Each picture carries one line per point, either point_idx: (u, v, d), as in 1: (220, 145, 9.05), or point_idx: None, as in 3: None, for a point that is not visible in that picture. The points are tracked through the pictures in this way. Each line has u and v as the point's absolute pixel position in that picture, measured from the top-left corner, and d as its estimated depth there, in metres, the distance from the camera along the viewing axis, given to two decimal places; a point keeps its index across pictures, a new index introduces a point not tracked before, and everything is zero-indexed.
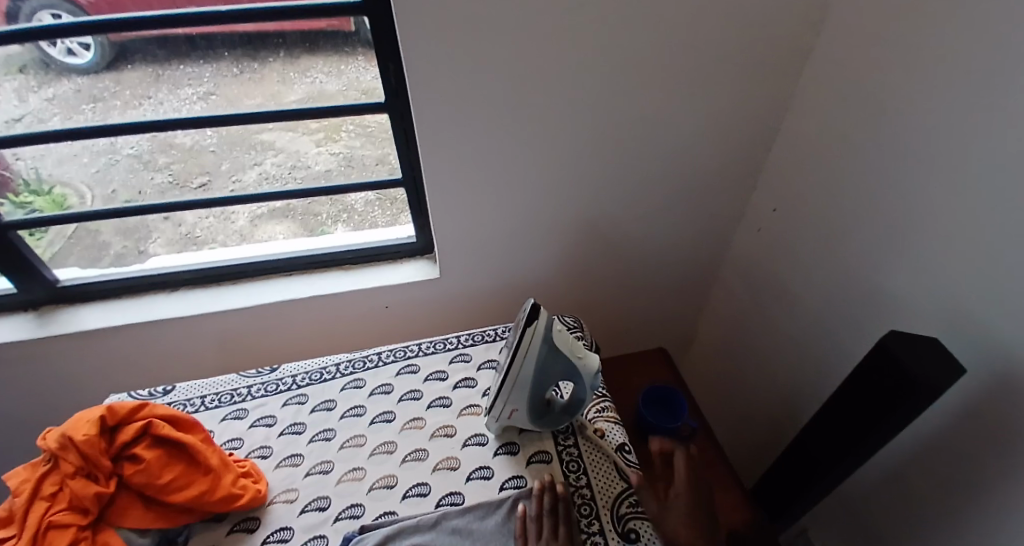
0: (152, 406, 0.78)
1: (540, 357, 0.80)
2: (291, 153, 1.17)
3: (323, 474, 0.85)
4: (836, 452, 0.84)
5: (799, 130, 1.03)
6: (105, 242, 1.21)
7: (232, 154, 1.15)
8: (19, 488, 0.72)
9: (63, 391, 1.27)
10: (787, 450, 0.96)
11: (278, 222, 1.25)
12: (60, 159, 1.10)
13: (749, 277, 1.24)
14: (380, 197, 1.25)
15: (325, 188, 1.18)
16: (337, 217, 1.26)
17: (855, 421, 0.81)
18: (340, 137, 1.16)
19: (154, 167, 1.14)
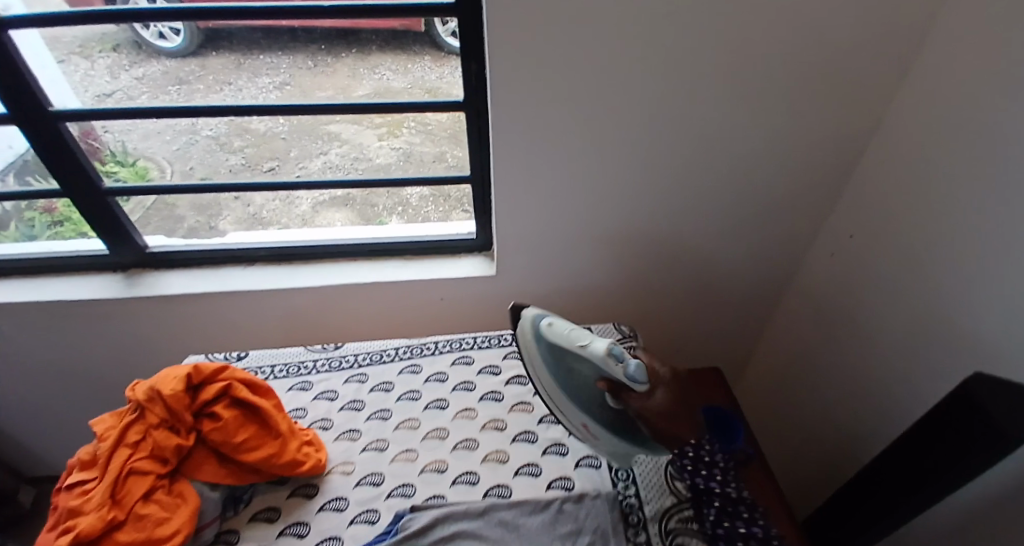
0: (231, 369, 0.83)
1: (544, 355, 0.78)
2: (354, 145, 1.31)
3: (378, 451, 0.88)
4: (902, 493, 0.81)
5: (885, 156, 1.00)
6: (180, 215, 1.37)
7: (301, 142, 1.31)
8: (105, 433, 0.77)
9: (140, 350, 1.36)
10: (846, 486, 0.93)
11: (338, 210, 1.39)
12: (148, 135, 1.33)
13: (816, 303, 1.21)
14: (434, 193, 1.38)
15: (413, 179, 1.20)
16: (393, 209, 1.39)
17: (924, 462, 0.77)
18: (399, 133, 1.33)
19: (230, 150, 1.32)
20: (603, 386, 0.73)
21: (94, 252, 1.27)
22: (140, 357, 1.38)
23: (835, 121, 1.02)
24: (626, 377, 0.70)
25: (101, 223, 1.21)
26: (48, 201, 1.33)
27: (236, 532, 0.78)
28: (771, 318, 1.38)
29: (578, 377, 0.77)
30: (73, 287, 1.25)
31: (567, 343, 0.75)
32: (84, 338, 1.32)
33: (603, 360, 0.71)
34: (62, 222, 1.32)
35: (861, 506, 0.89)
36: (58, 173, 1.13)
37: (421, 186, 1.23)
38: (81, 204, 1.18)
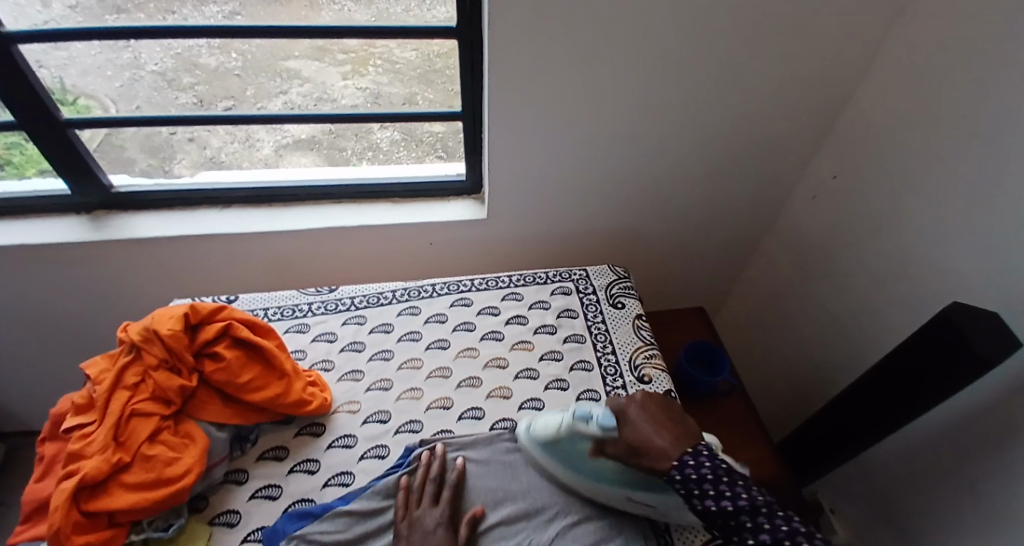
0: (229, 309, 0.82)
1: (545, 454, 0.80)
2: (317, 84, 1.12)
3: (382, 390, 0.92)
4: (871, 421, 0.89)
5: (872, 101, 1.02)
6: (131, 158, 1.20)
7: (257, 79, 1.10)
8: (99, 376, 0.74)
9: (111, 297, 1.30)
10: (820, 415, 1.00)
11: (303, 154, 1.23)
12: (85, 70, 1.06)
13: (794, 246, 1.26)
14: (406, 138, 1.23)
15: (395, 113, 1.16)
16: (362, 154, 1.25)
17: (898, 386, 0.84)
18: (366, 71, 1.11)
19: (177, 87, 1.09)
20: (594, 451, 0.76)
21: (56, 192, 1.18)
22: (113, 304, 1.32)
23: (829, 66, 1.02)
24: (599, 428, 0.75)
25: (63, 160, 1.13)
26: None
27: (244, 470, 0.80)
28: (751, 260, 1.42)
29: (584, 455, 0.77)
30: (36, 229, 1.18)
31: (550, 431, 0.79)
32: (51, 285, 1.25)
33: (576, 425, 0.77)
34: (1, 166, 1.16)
35: (842, 443, 0.96)
36: (10, 103, 1.03)
37: (388, 124, 1.18)
38: (37, 138, 1.09)
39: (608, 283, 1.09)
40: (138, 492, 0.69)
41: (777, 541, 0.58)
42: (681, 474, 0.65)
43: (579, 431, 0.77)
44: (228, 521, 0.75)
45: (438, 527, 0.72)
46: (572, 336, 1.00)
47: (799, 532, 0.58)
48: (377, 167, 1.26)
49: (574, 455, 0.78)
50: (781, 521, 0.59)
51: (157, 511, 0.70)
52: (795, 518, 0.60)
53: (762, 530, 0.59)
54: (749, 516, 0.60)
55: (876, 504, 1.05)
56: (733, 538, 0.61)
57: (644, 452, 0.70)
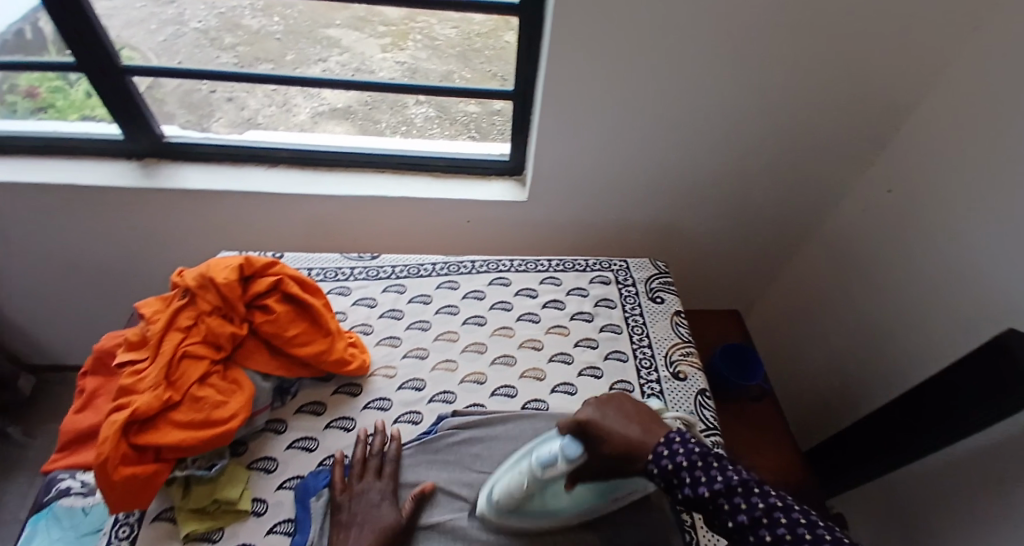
0: (279, 264, 0.84)
1: (518, 512, 0.72)
2: (355, 54, 1.14)
3: (419, 358, 0.94)
4: (917, 430, 0.92)
5: (933, 116, 1.00)
6: (170, 113, 1.22)
7: (298, 44, 1.13)
8: (153, 316, 0.76)
9: (152, 245, 1.33)
10: (868, 422, 1.03)
11: (338, 123, 1.25)
12: (129, 22, 1.07)
13: (836, 256, 1.24)
14: (440, 115, 1.26)
15: (429, 87, 1.15)
16: (396, 129, 1.27)
17: (949, 398, 0.87)
18: (405, 46, 1.14)
19: (219, 46, 1.12)
20: (569, 487, 0.68)
21: (107, 135, 1.20)
22: (153, 252, 1.35)
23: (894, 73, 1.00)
24: (569, 465, 0.66)
25: (119, 104, 1.14)
26: (27, 83, 1.19)
27: (283, 421, 0.84)
28: (787, 267, 1.41)
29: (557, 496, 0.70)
30: (87, 170, 1.20)
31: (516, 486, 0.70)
32: (96, 227, 1.27)
33: (541, 474, 0.67)
34: (45, 109, 1.21)
35: (885, 450, 0.98)
36: (72, 47, 1.04)
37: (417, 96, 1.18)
38: (95, 81, 1.10)
39: (647, 276, 1.09)
40: (186, 430, 0.71)
41: (754, 520, 0.53)
42: (657, 468, 0.59)
43: (547, 476, 0.67)
44: (266, 467, 0.79)
45: (383, 501, 0.74)
46: (608, 326, 1.01)
47: (775, 507, 0.53)
48: (409, 141, 1.27)
49: (552, 498, 0.70)
50: (758, 499, 0.54)
51: (202, 451, 0.72)
52: (772, 493, 0.55)
53: (739, 512, 0.54)
54: (725, 498, 0.55)
55: (901, 522, 1.05)
56: (714, 523, 0.56)
57: (625, 459, 0.62)
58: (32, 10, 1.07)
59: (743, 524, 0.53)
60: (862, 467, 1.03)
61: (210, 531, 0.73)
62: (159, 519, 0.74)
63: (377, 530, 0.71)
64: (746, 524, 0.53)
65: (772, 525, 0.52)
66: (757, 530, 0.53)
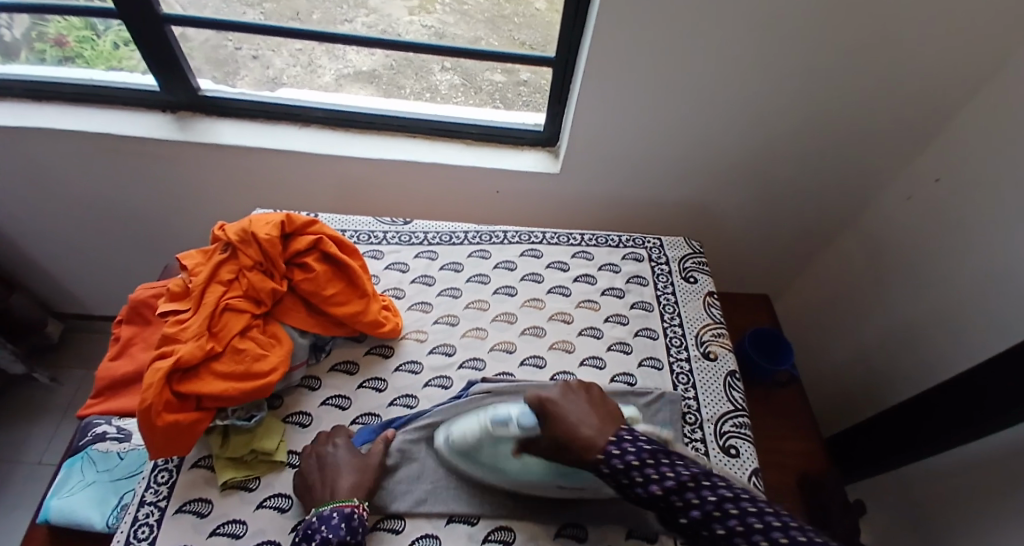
0: (319, 224, 0.85)
1: (466, 465, 0.77)
2: (382, 16, 1.10)
3: (449, 325, 0.94)
4: (946, 425, 0.90)
5: (990, 106, 0.96)
6: (196, 68, 1.19)
7: (324, 4, 1.08)
8: (196, 268, 0.78)
9: (184, 199, 1.34)
10: (895, 412, 1.02)
11: (362, 87, 1.23)
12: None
13: (874, 245, 1.22)
14: (465, 83, 1.22)
15: (458, 51, 1.13)
16: (420, 95, 1.24)
17: (982, 397, 0.85)
18: (433, 9, 1.09)
19: (246, 2, 1.09)
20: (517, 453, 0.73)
21: (146, 86, 1.20)
22: (185, 206, 1.36)
23: (954, 60, 0.96)
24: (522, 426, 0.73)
25: (156, 55, 1.13)
26: (55, 32, 1.17)
27: (317, 378, 0.86)
28: (820, 253, 1.40)
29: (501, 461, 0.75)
30: (122, 121, 1.20)
31: (467, 438, 0.76)
32: (130, 179, 1.28)
33: (494, 430, 0.74)
34: (74, 59, 1.20)
35: (912, 442, 0.97)
36: None
37: (443, 58, 1.16)
38: (133, 29, 1.08)
39: (681, 256, 1.09)
40: (227, 381, 0.73)
41: (706, 514, 0.59)
42: (609, 467, 0.64)
43: (499, 435, 0.74)
44: (300, 421, 0.81)
45: (342, 447, 0.76)
46: (639, 304, 1.00)
47: (725, 499, 0.59)
48: (434, 108, 1.25)
49: (499, 458, 0.75)
50: (708, 492, 0.60)
51: (242, 401, 0.74)
52: (720, 485, 0.60)
53: (691, 506, 0.60)
54: (678, 494, 0.60)
55: (919, 513, 1.05)
56: (668, 518, 0.62)
57: (572, 446, 0.67)
58: None
59: (697, 518, 0.59)
60: (889, 456, 1.02)
61: (247, 480, 0.75)
62: (197, 466, 0.77)
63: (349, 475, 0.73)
64: (699, 518, 0.59)
65: (723, 519, 0.58)
66: (709, 524, 0.58)
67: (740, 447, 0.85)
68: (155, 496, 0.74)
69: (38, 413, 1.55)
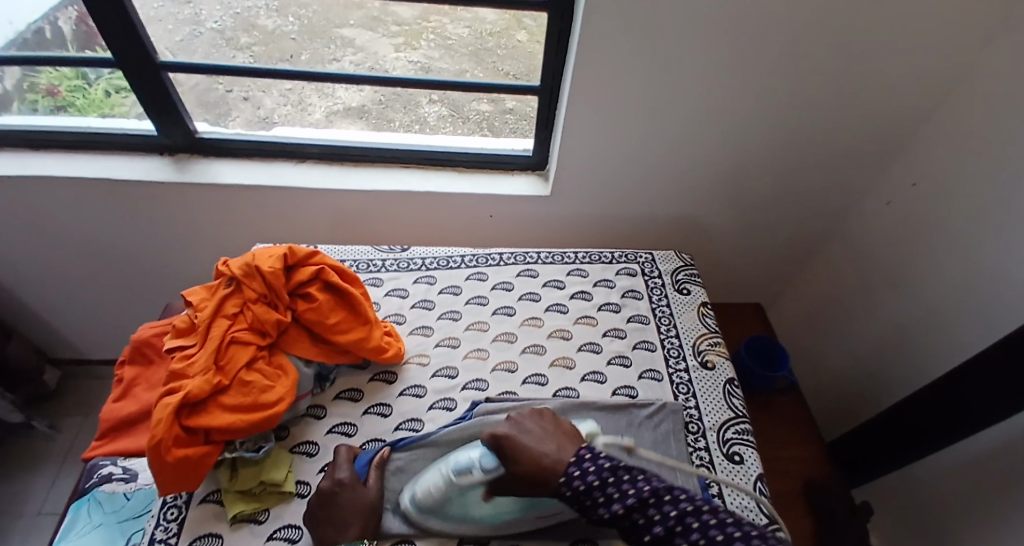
0: (320, 254, 0.87)
1: (439, 519, 0.75)
2: (369, 53, 1.15)
3: (450, 347, 0.96)
4: (944, 423, 0.93)
5: (958, 111, 1.01)
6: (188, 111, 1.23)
7: (313, 44, 1.13)
8: (202, 303, 0.79)
9: (181, 240, 1.35)
10: (888, 413, 1.04)
11: (352, 122, 1.26)
12: (150, 20, 1.08)
13: (860, 250, 1.26)
14: (453, 113, 1.26)
15: (445, 84, 1.17)
16: (410, 127, 1.27)
17: (975, 395, 0.88)
18: (419, 45, 1.14)
19: (236, 46, 1.13)
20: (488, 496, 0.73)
21: (142, 131, 1.23)
22: (182, 246, 1.37)
23: (919, 69, 1.01)
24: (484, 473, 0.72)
25: (151, 99, 1.16)
26: (47, 81, 1.20)
27: (323, 407, 0.87)
28: (808, 261, 1.43)
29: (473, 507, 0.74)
30: (120, 165, 1.23)
31: (434, 494, 0.74)
32: (127, 221, 1.30)
33: (456, 480, 0.73)
34: (67, 107, 1.23)
35: (914, 442, 0.99)
36: (111, 43, 1.07)
37: (430, 90, 1.20)
38: (130, 76, 1.12)
39: (673, 268, 1.11)
40: (234, 413, 0.74)
41: (669, 530, 0.58)
42: (571, 490, 0.64)
43: (465, 484, 0.73)
44: (307, 451, 0.82)
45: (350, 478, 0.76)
46: (635, 317, 1.02)
47: (686, 512, 0.58)
48: (423, 139, 1.28)
49: (471, 505, 0.74)
50: (668, 507, 0.59)
51: (249, 433, 0.75)
52: (682, 498, 0.60)
53: (653, 522, 0.59)
54: (640, 512, 0.60)
55: (926, 513, 1.06)
56: (633, 536, 0.61)
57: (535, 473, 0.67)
58: (53, 9, 1.09)
59: (659, 535, 0.58)
60: (891, 458, 1.04)
61: (256, 513, 0.75)
62: (206, 501, 0.77)
63: (360, 512, 0.74)
64: (662, 534, 0.58)
65: (685, 532, 0.57)
66: (673, 540, 0.58)
67: (744, 453, 0.86)
68: (164, 534, 0.74)
69: (36, 463, 1.53)
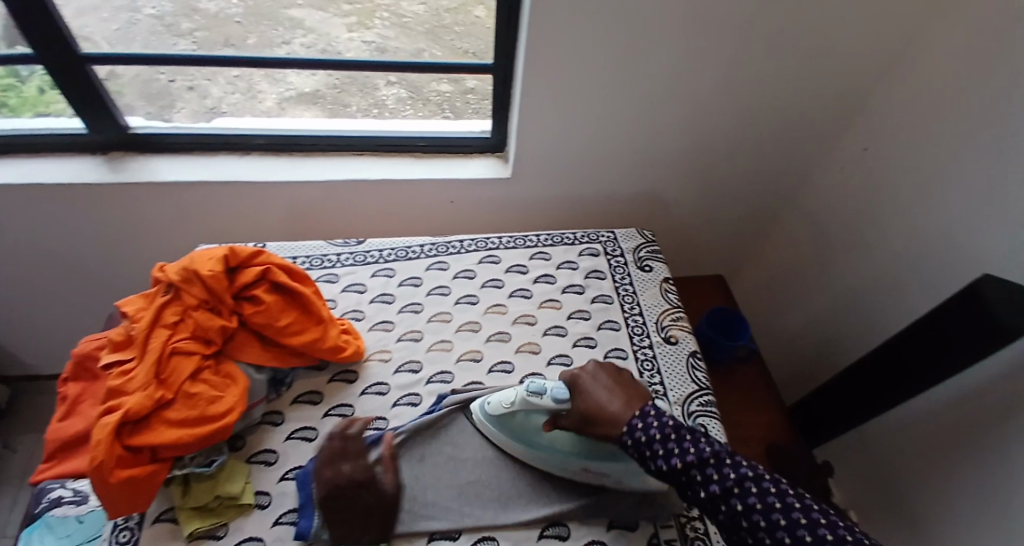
0: (265, 254, 0.83)
1: (500, 430, 0.80)
2: (320, 34, 1.09)
3: (413, 340, 0.93)
4: (892, 382, 0.93)
5: (906, 75, 1.01)
6: (128, 105, 1.15)
7: (260, 27, 1.07)
8: (137, 314, 0.75)
9: (123, 242, 1.28)
10: (843, 378, 1.05)
11: (306, 108, 1.21)
12: (80, 10, 1.00)
13: (818, 216, 1.26)
14: (412, 95, 1.23)
15: (404, 66, 1.12)
16: (367, 110, 1.23)
17: (918, 355, 0.88)
18: (372, 24, 1.10)
19: (177, 32, 1.07)
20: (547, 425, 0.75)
21: (71, 130, 1.14)
22: (126, 250, 1.30)
23: (875, 32, 0.99)
24: (553, 401, 0.72)
25: (82, 99, 1.08)
26: None
27: (279, 413, 0.83)
28: (768, 229, 1.43)
29: (534, 433, 0.77)
30: (50, 168, 1.14)
31: (502, 408, 0.77)
32: (61, 227, 1.21)
33: (528, 402, 0.74)
34: None
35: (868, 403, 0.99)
36: (28, 35, 0.97)
37: (386, 73, 1.13)
38: (53, 72, 1.03)
39: (635, 246, 1.10)
40: (181, 427, 0.70)
41: (726, 490, 0.58)
42: (632, 439, 0.66)
43: (533, 405, 0.74)
44: (266, 459, 0.78)
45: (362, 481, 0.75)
46: (600, 297, 1.01)
47: (747, 477, 0.59)
48: (384, 122, 1.23)
49: (531, 430, 0.77)
50: (729, 469, 0.59)
51: (200, 446, 0.72)
52: (743, 464, 0.60)
53: (709, 481, 0.59)
54: (698, 469, 0.60)
55: (885, 471, 1.08)
56: (686, 492, 0.61)
57: (597, 420, 0.70)
58: None
59: (715, 494, 0.59)
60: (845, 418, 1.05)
61: (214, 528, 0.72)
62: (160, 521, 0.73)
63: (370, 512, 0.73)
64: (718, 493, 0.58)
65: (743, 495, 0.57)
66: (728, 499, 0.58)
67: (709, 425, 0.86)
68: None
69: None
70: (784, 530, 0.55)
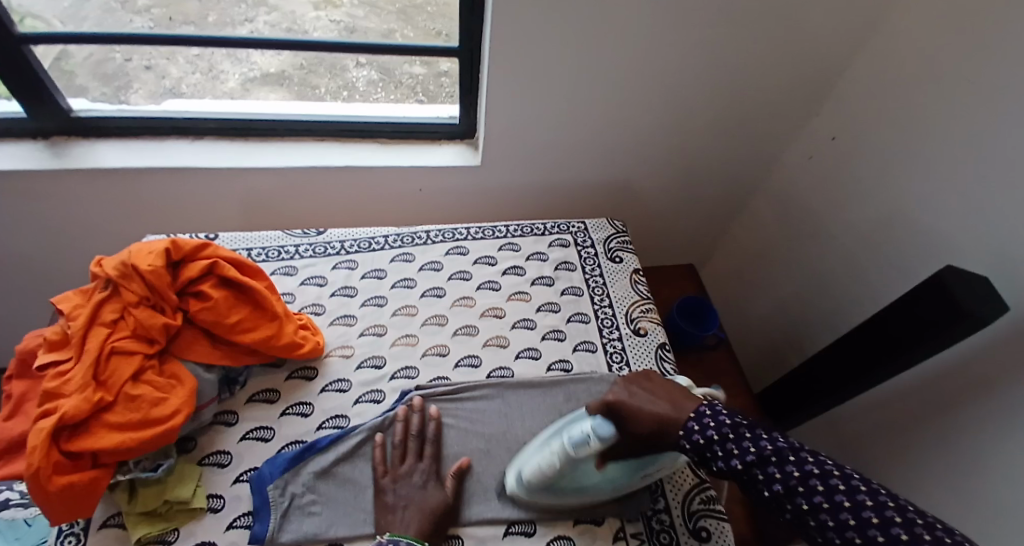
0: (212, 246, 0.79)
1: (551, 493, 0.72)
2: (285, 12, 1.02)
3: (377, 336, 0.90)
4: (854, 372, 0.94)
5: (873, 63, 1.00)
6: (82, 86, 1.08)
7: (219, 3, 0.99)
8: (73, 311, 0.71)
9: (68, 233, 1.21)
10: (808, 364, 1.06)
11: (271, 89, 1.13)
12: None
13: (785, 205, 1.26)
14: (384, 78, 1.15)
15: (371, 47, 1.07)
16: (337, 93, 1.16)
17: (881, 343, 0.89)
18: (340, 2, 1.02)
19: (132, 8, 0.98)
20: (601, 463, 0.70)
21: (8, 113, 1.06)
22: (73, 240, 1.23)
23: (843, 19, 0.98)
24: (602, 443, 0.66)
25: (18, 81, 1.00)
26: None
27: (234, 412, 0.80)
28: (738, 217, 1.43)
29: (588, 480, 0.71)
30: None
31: (548, 469, 0.70)
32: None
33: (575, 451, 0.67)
34: None
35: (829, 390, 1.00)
36: None
37: (358, 55, 1.09)
38: None
39: (606, 237, 1.08)
40: (122, 431, 0.66)
41: (789, 489, 0.57)
42: (690, 443, 0.64)
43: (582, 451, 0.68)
44: (219, 461, 0.75)
45: (426, 483, 0.74)
46: (569, 289, 0.99)
47: (811, 475, 0.56)
48: (352, 107, 1.18)
49: (587, 478, 0.71)
50: (792, 467, 0.57)
51: (145, 451, 0.68)
52: (807, 460, 0.58)
53: (772, 480, 0.58)
54: (760, 468, 0.59)
55: (849, 455, 1.11)
56: (751, 490, 0.60)
57: (655, 432, 0.67)
58: None
59: (779, 492, 0.57)
60: (813, 404, 1.05)
61: (164, 533, 0.69)
62: (106, 527, 0.69)
63: (427, 510, 0.71)
64: (781, 492, 0.57)
65: (808, 494, 0.56)
66: (793, 498, 0.57)
67: None
68: None
69: None
70: (853, 530, 0.53)
